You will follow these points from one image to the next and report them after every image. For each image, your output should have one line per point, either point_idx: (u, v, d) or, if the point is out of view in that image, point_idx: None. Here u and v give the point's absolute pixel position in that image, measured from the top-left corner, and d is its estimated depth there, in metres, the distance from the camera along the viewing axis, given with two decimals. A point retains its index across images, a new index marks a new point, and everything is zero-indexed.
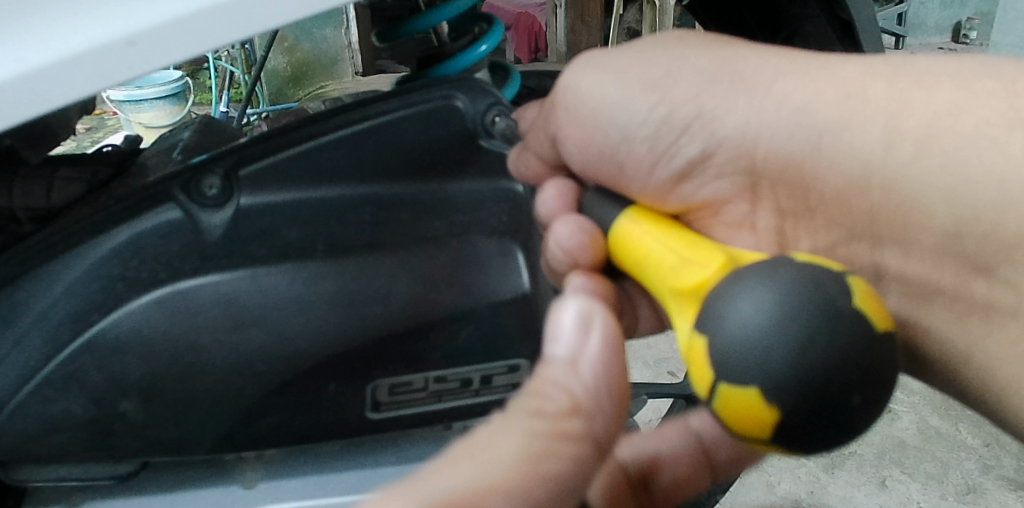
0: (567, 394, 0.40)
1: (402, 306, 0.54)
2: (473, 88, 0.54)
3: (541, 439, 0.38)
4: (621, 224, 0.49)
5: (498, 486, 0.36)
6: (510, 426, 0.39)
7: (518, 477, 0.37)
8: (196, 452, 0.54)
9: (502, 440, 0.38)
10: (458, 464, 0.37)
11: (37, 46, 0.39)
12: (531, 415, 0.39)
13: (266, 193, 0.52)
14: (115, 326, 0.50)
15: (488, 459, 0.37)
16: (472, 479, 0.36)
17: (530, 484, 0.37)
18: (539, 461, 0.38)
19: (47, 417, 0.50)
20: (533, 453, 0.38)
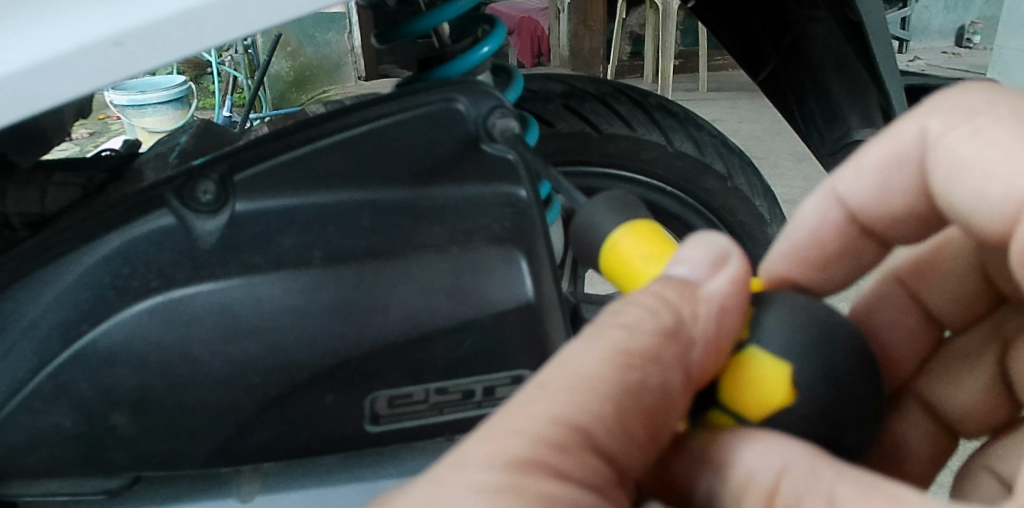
0: (665, 315, 0.35)
1: (401, 316, 0.52)
2: (475, 90, 0.51)
3: (636, 368, 0.34)
4: (618, 239, 0.40)
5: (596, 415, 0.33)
6: (603, 343, 0.35)
7: (615, 402, 0.34)
8: (189, 466, 0.53)
9: (594, 359, 0.34)
10: (553, 393, 0.33)
11: (20, 46, 0.37)
12: (621, 342, 0.35)
13: (260, 198, 0.49)
14: (105, 336, 0.48)
15: (579, 390, 0.34)
16: (564, 407, 0.33)
17: (626, 413, 0.34)
18: (636, 388, 0.34)
19: (36, 430, 0.49)
20: (629, 381, 0.34)
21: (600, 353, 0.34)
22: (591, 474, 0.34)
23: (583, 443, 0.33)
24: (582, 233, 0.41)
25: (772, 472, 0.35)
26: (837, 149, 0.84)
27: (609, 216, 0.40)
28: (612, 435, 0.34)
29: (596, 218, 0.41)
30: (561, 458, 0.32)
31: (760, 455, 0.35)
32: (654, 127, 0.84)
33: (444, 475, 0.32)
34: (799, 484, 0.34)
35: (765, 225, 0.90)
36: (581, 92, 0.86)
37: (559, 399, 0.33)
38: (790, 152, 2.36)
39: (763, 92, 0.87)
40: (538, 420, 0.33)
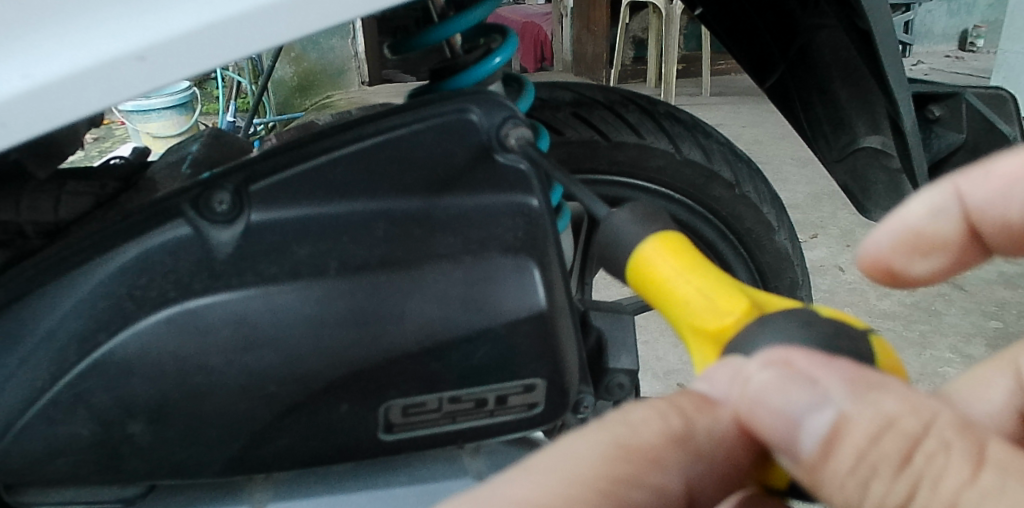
0: (671, 420, 0.38)
1: (415, 325, 0.53)
2: (489, 100, 0.51)
3: (628, 463, 0.36)
4: (647, 252, 0.41)
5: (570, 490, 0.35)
6: (591, 437, 0.36)
7: (600, 494, 0.34)
8: (206, 474, 0.53)
9: (586, 452, 0.36)
10: (535, 477, 0.35)
11: (46, 62, 0.38)
12: (618, 436, 0.37)
13: (276, 208, 0.50)
14: (122, 346, 0.49)
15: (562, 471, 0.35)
16: (547, 498, 0.34)
17: (611, 501, 0.35)
18: (625, 481, 0.36)
19: (54, 439, 0.50)
20: (617, 472, 0.36)
21: (595, 454, 0.36)
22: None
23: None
24: (608, 239, 0.42)
25: (885, 418, 0.33)
26: (844, 156, 0.85)
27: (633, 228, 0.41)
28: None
29: (621, 227, 0.42)
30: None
31: (883, 398, 0.33)
32: (662, 134, 0.85)
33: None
34: (935, 457, 0.33)
35: (774, 233, 0.90)
36: (589, 100, 0.86)
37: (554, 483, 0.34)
38: (793, 157, 2.35)
39: (770, 98, 0.88)
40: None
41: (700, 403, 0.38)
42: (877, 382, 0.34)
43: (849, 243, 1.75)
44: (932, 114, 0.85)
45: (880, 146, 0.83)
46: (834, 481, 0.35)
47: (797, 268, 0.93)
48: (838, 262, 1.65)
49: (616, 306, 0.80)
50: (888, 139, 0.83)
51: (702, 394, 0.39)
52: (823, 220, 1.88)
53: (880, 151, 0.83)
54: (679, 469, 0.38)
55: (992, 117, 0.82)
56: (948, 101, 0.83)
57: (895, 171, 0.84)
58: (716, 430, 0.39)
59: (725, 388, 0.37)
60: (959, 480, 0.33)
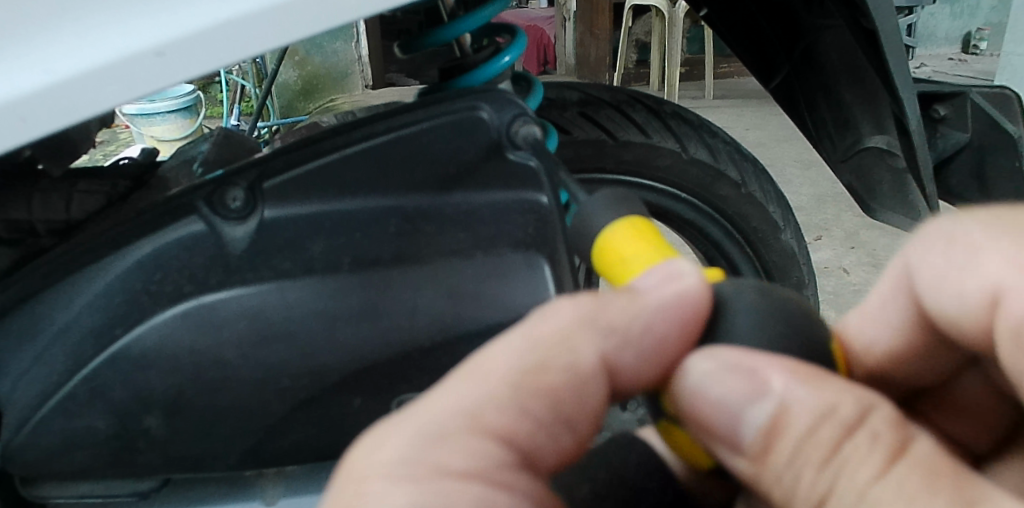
0: (582, 305, 0.36)
1: (427, 320, 0.53)
2: (498, 98, 0.52)
3: (537, 353, 0.35)
4: (612, 233, 0.38)
5: (496, 399, 0.34)
6: (510, 340, 0.35)
7: (511, 393, 0.35)
8: (220, 468, 0.54)
9: (507, 354, 0.35)
10: (469, 381, 0.35)
11: (66, 57, 0.38)
12: (527, 329, 0.36)
13: (289, 205, 0.50)
14: (139, 341, 0.50)
15: (477, 378, 0.35)
16: (470, 401, 0.34)
17: (530, 393, 0.35)
18: (549, 379, 0.35)
19: (70, 432, 0.50)
20: (537, 367, 0.35)
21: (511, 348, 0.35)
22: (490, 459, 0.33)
23: (494, 436, 0.34)
24: (578, 222, 0.40)
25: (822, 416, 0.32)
26: (848, 156, 0.85)
27: (606, 212, 0.39)
28: (524, 420, 0.35)
29: (595, 211, 0.39)
30: (450, 445, 0.33)
31: (811, 394, 0.32)
32: (668, 134, 0.85)
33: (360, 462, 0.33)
34: (861, 449, 0.32)
35: (779, 232, 0.91)
36: (597, 100, 0.86)
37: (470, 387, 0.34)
38: (796, 160, 2.35)
39: (775, 98, 0.89)
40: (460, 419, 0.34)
41: (669, 280, 0.35)
42: (822, 378, 0.33)
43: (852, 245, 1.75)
44: (938, 113, 0.85)
45: (886, 146, 0.83)
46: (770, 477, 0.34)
47: (802, 267, 0.93)
48: (842, 264, 1.65)
49: None
50: (893, 139, 0.83)
51: (653, 291, 0.36)
52: (827, 222, 1.88)
53: (885, 152, 0.83)
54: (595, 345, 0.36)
55: (997, 115, 0.82)
56: (953, 101, 0.83)
57: (901, 170, 0.83)
58: (646, 311, 0.36)
59: (656, 285, 0.36)
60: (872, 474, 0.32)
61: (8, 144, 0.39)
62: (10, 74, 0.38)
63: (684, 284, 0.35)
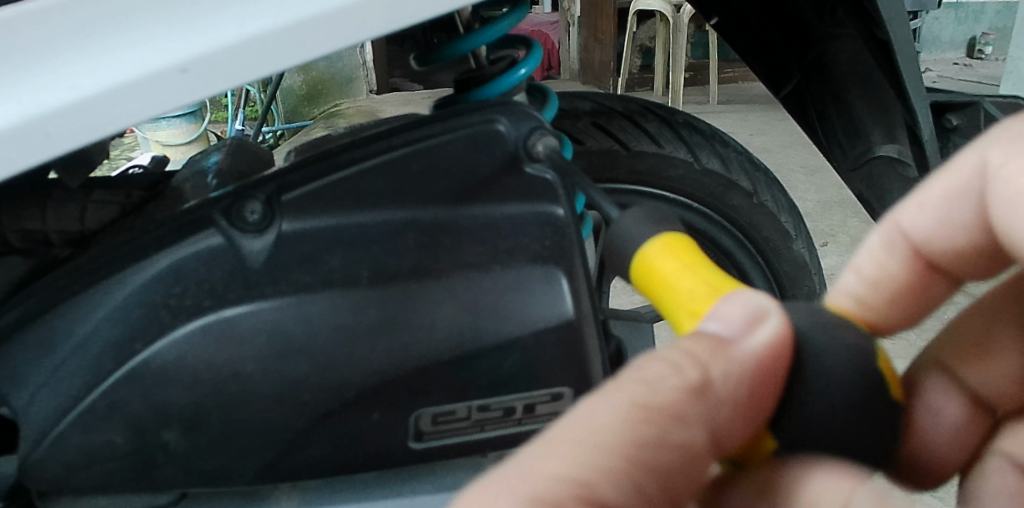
0: (690, 372, 0.35)
1: (445, 334, 0.53)
2: (516, 111, 0.52)
3: (650, 422, 0.34)
4: (651, 250, 0.40)
5: (604, 469, 0.33)
6: (600, 399, 0.34)
7: (623, 460, 0.34)
8: (238, 482, 0.54)
9: (599, 418, 0.34)
10: (558, 450, 0.33)
11: (90, 73, 0.38)
12: (642, 395, 0.34)
13: (307, 218, 0.50)
14: (159, 355, 0.50)
15: (591, 442, 0.33)
16: (576, 469, 0.33)
17: (638, 468, 0.34)
18: (648, 442, 0.34)
19: (89, 446, 0.50)
20: (643, 438, 0.34)
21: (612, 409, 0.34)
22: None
23: (595, 506, 0.33)
24: (617, 245, 0.41)
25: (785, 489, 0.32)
26: (859, 165, 0.85)
27: (643, 227, 0.40)
28: (624, 492, 0.34)
29: (630, 227, 0.41)
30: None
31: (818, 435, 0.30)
32: (680, 144, 0.85)
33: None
34: None
35: (791, 242, 0.91)
36: (609, 110, 0.87)
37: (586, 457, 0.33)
38: (802, 165, 2.34)
39: (785, 108, 0.89)
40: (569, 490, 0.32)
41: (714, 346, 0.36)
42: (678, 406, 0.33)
43: (860, 252, 1.74)
44: (950, 122, 0.85)
45: (896, 155, 0.82)
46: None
47: (814, 277, 0.93)
48: None
49: (635, 316, 0.80)
50: (904, 148, 0.82)
51: (716, 339, 0.36)
52: (834, 228, 1.87)
53: (896, 160, 0.83)
54: (664, 400, 0.35)
55: (1011, 125, 0.82)
56: (966, 110, 0.83)
57: (911, 180, 0.83)
58: (736, 369, 0.35)
59: (737, 331, 0.35)
60: None
61: (31, 160, 0.39)
62: (34, 91, 0.38)
63: (755, 339, 0.35)
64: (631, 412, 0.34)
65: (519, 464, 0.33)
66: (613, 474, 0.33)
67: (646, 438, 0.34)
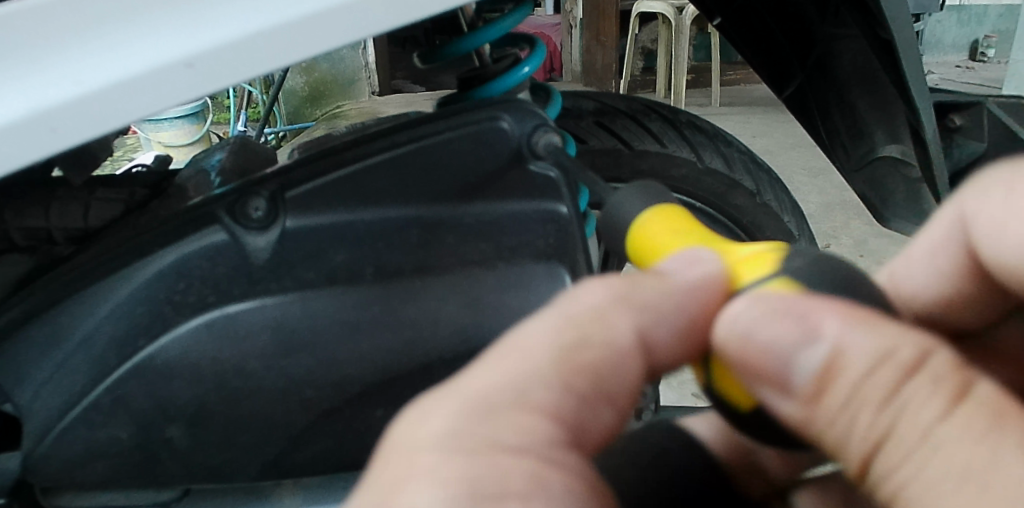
0: (615, 285, 0.35)
1: (449, 331, 0.53)
2: (519, 109, 0.52)
3: (576, 330, 0.34)
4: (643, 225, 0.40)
5: (539, 379, 0.32)
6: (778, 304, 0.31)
7: (550, 368, 0.32)
8: (241, 478, 0.54)
9: (769, 327, 0.31)
10: (516, 354, 0.33)
11: (96, 68, 0.38)
12: (568, 309, 0.34)
13: (311, 215, 0.50)
14: (162, 351, 0.50)
15: (518, 356, 0.33)
16: (521, 374, 0.32)
17: (569, 371, 0.33)
18: (573, 352, 0.33)
19: (93, 442, 0.50)
20: (579, 346, 0.33)
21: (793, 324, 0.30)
22: (545, 438, 0.31)
23: (541, 414, 0.32)
24: (611, 216, 0.41)
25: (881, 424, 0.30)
26: (862, 165, 0.85)
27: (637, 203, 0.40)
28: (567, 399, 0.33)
29: (623, 201, 0.41)
30: (507, 423, 0.31)
31: (867, 336, 0.30)
32: (683, 143, 0.85)
33: (418, 431, 0.31)
34: (918, 392, 0.29)
35: (794, 241, 0.91)
36: (611, 109, 0.87)
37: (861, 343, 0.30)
38: (804, 167, 2.34)
39: (788, 107, 0.88)
40: (848, 394, 0.30)
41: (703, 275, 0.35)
42: (876, 320, 0.30)
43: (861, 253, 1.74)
44: (953, 122, 0.85)
45: (900, 155, 0.83)
46: (827, 423, 0.31)
47: None
48: None
49: None
50: (907, 148, 0.82)
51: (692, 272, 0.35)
52: (836, 230, 1.87)
53: (899, 160, 0.83)
54: (630, 320, 0.34)
55: (1015, 125, 0.82)
56: (969, 110, 0.83)
57: (915, 180, 0.84)
58: (673, 291, 0.35)
59: (679, 268, 0.35)
60: (932, 414, 0.29)
61: (36, 154, 0.39)
62: (40, 86, 0.38)
63: (692, 275, 0.34)
64: (555, 326, 0.33)
65: (450, 386, 0.32)
66: (543, 389, 0.32)
67: (571, 354, 0.33)
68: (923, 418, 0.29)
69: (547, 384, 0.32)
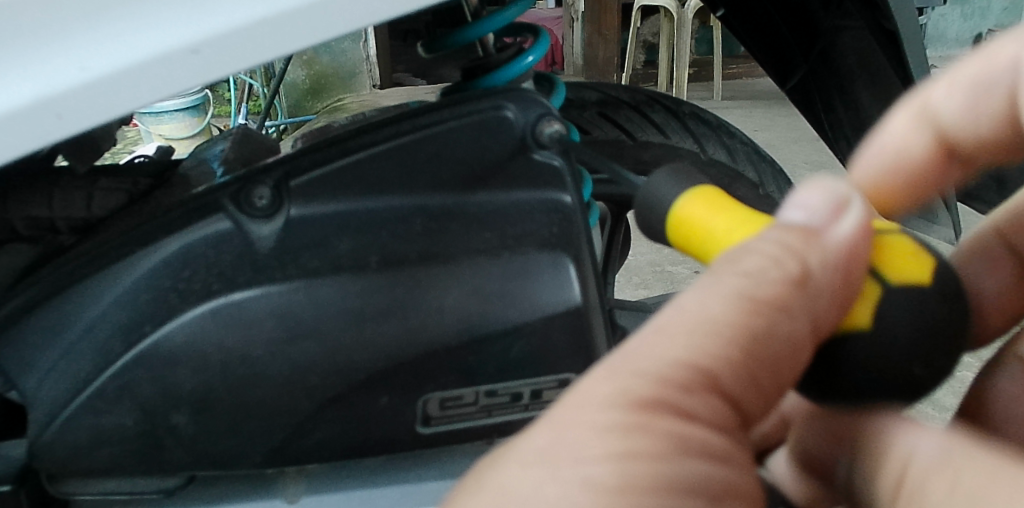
0: (790, 257, 0.35)
1: (454, 319, 0.53)
2: (523, 98, 0.52)
3: (760, 315, 0.34)
4: (681, 204, 0.40)
5: (721, 360, 0.34)
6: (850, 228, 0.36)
7: (738, 351, 0.34)
8: (246, 465, 0.54)
9: (838, 240, 0.36)
10: (672, 335, 0.34)
11: (102, 54, 0.38)
12: (750, 286, 0.34)
13: (315, 204, 0.50)
14: (168, 338, 0.50)
15: (700, 331, 0.34)
16: (693, 351, 0.34)
17: (754, 362, 0.34)
18: (753, 332, 0.34)
19: (98, 428, 0.50)
20: (751, 326, 0.34)
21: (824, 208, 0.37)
22: (714, 413, 0.34)
23: (713, 391, 0.34)
24: (646, 207, 0.42)
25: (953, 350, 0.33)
26: None
27: (673, 188, 0.41)
28: (730, 373, 0.34)
29: (660, 187, 0.41)
30: (688, 398, 0.33)
31: (914, 310, 0.35)
32: (687, 134, 0.85)
33: (580, 406, 0.33)
34: (960, 347, 0.34)
35: None
36: (615, 100, 0.86)
37: (851, 218, 0.36)
38: (806, 161, 2.34)
39: (791, 99, 0.89)
40: (895, 363, 0.35)
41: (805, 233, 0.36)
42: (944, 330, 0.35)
43: None
44: None
45: None
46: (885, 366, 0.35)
47: None
48: None
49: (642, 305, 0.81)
50: None
51: (801, 227, 0.36)
52: None
53: None
54: (807, 314, 0.35)
55: None
56: None
57: None
58: (831, 256, 0.35)
59: (824, 221, 0.37)
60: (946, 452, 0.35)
61: (43, 141, 0.39)
62: (46, 72, 0.38)
63: (842, 225, 0.36)
64: (734, 295, 0.34)
65: (616, 360, 0.34)
66: (716, 365, 0.34)
67: (761, 338, 0.34)
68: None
69: (730, 372, 0.34)
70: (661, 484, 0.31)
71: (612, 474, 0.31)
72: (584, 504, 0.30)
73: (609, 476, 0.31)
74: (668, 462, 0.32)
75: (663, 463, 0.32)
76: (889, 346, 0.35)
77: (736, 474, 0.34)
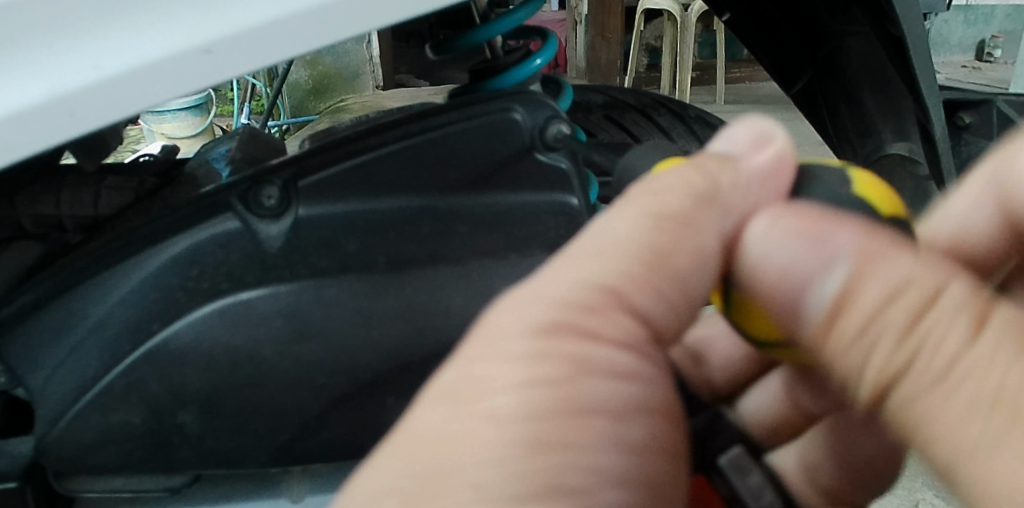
0: (697, 183, 0.36)
1: (461, 320, 0.53)
2: (532, 101, 0.52)
3: (670, 232, 0.35)
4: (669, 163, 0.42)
5: (630, 272, 0.35)
6: (850, 258, 0.32)
7: (643, 264, 0.35)
8: (252, 465, 0.54)
9: (787, 245, 0.33)
10: (587, 258, 0.35)
11: (115, 52, 0.38)
12: (653, 206, 0.36)
13: (324, 204, 0.51)
14: (176, 336, 0.50)
15: (608, 251, 0.35)
16: (607, 273, 0.35)
17: (660, 275, 0.35)
18: (669, 247, 0.35)
19: (106, 426, 0.51)
20: (667, 239, 0.35)
21: (843, 259, 0.32)
22: (623, 333, 0.35)
23: (625, 307, 0.35)
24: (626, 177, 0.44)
25: (929, 287, 0.30)
26: (870, 162, 0.84)
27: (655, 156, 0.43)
28: (657, 306, 0.36)
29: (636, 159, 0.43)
30: (589, 321, 0.34)
31: (891, 261, 0.31)
32: (692, 138, 0.85)
33: (489, 340, 0.33)
34: (940, 320, 0.30)
35: None
36: (622, 104, 0.87)
37: (903, 272, 0.31)
38: None
39: (796, 103, 0.90)
40: (867, 319, 0.32)
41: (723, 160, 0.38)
42: (900, 247, 0.32)
43: None
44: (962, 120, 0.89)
45: (907, 152, 0.82)
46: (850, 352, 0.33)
47: None
48: None
49: None
50: (916, 146, 0.82)
51: (722, 155, 0.39)
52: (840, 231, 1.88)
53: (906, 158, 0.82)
54: (719, 225, 0.36)
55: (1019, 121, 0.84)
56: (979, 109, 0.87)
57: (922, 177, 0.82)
58: (745, 179, 0.38)
59: (745, 150, 0.39)
60: (960, 343, 0.30)
61: (55, 139, 0.39)
62: (60, 71, 0.38)
63: (761, 155, 0.38)
64: (653, 210, 0.36)
65: (537, 283, 0.35)
66: (633, 284, 0.35)
67: (672, 246, 0.35)
68: (950, 346, 0.30)
69: (644, 287, 0.35)
70: (583, 437, 0.31)
71: (521, 405, 0.31)
72: (490, 438, 0.31)
73: (527, 410, 0.31)
74: (592, 377, 0.33)
75: (579, 392, 0.32)
76: (874, 326, 0.32)
77: (644, 391, 0.35)
